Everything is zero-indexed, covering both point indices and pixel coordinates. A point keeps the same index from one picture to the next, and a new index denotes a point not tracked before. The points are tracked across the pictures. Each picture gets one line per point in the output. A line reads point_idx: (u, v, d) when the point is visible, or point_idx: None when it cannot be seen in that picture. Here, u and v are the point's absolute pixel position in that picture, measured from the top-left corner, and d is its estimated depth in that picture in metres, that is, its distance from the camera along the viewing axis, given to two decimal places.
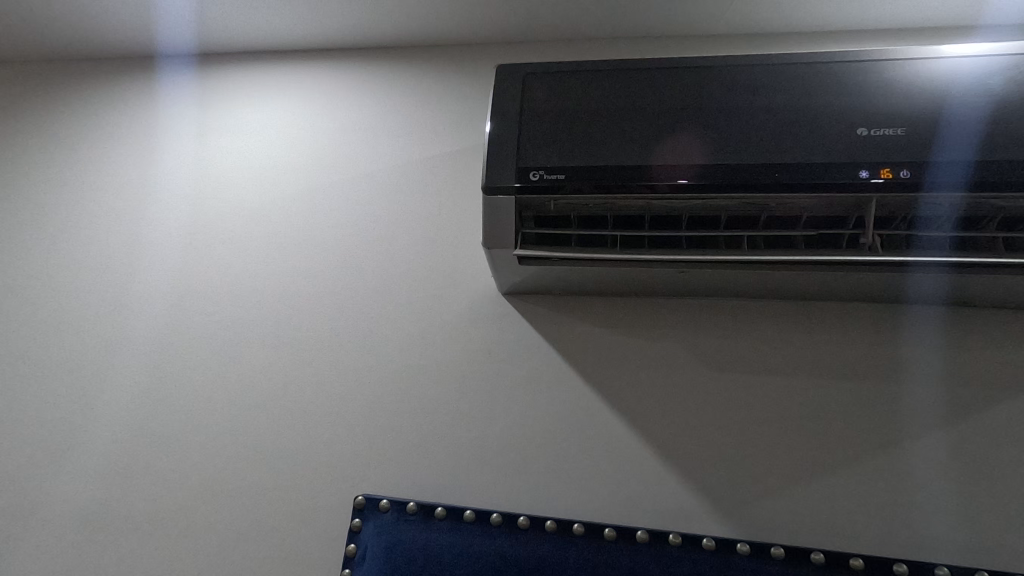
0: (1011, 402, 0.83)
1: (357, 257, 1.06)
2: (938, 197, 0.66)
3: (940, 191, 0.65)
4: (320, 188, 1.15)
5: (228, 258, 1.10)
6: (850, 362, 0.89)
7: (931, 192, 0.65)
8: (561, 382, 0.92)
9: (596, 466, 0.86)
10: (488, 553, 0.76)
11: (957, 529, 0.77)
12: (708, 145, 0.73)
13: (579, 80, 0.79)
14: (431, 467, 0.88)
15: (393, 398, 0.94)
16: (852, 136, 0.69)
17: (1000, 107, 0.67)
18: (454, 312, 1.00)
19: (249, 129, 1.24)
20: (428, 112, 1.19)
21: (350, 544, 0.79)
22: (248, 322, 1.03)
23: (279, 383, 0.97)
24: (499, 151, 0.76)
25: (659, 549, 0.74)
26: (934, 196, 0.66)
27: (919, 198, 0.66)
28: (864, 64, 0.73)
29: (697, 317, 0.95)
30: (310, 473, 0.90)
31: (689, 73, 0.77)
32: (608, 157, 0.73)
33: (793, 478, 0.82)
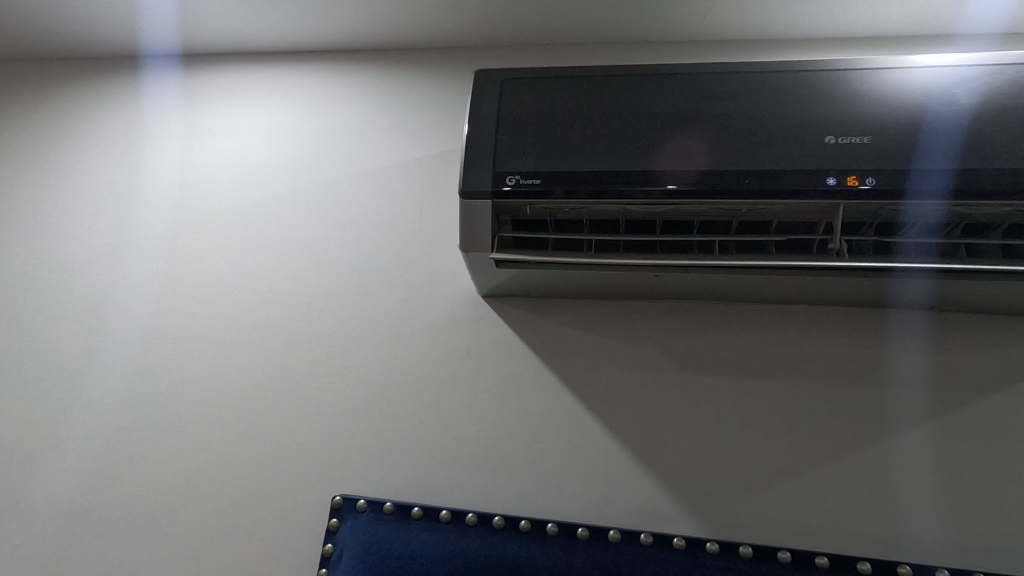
0: (980, 407, 0.85)
1: (341, 259, 1.09)
2: (920, 204, 0.67)
3: (922, 198, 0.66)
4: (304, 190, 1.17)
5: (213, 259, 1.12)
6: (824, 363, 0.90)
7: (913, 199, 0.67)
8: (540, 383, 0.94)
9: (571, 465, 0.88)
10: (463, 550, 0.77)
11: (923, 531, 0.79)
12: (680, 150, 0.74)
13: (555, 86, 0.81)
14: (409, 466, 0.90)
15: (376, 397, 0.96)
16: (819, 144, 0.71)
17: (963, 117, 0.69)
18: (438, 314, 1.02)
19: (236, 132, 1.26)
20: (413, 115, 1.21)
21: (327, 544, 0.81)
22: (233, 322, 1.05)
23: (262, 383, 0.99)
24: (476, 156, 0.77)
25: (630, 548, 0.76)
26: (915, 203, 0.67)
27: (902, 205, 0.67)
28: (832, 72, 0.75)
29: (675, 319, 0.96)
30: (293, 471, 0.92)
31: (662, 79, 0.79)
32: (582, 162, 0.75)
33: (764, 480, 0.84)
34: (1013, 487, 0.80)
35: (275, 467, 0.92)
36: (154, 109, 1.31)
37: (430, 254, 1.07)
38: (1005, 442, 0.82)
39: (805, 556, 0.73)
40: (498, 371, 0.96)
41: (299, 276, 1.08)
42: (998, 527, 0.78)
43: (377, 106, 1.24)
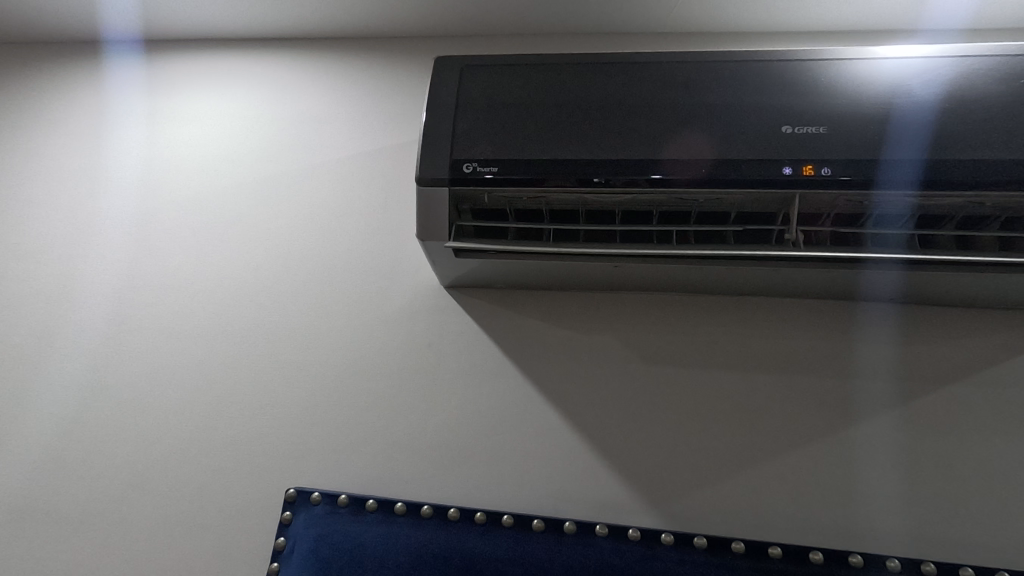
0: (937, 397, 0.85)
1: (301, 248, 1.07)
2: (888, 195, 0.67)
3: (891, 189, 0.66)
4: (266, 178, 1.15)
5: (171, 249, 1.10)
6: (782, 355, 0.91)
7: (881, 190, 0.67)
8: (501, 375, 0.93)
9: (530, 458, 0.87)
10: (415, 544, 0.76)
11: (876, 521, 0.79)
12: (638, 138, 0.74)
13: (513, 73, 0.80)
14: (366, 458, 0.89)
15: (336, 390, 0.94)
16: (776, 134, 0.71)
17: (921, 109, 0.69)
18: (399, 305, 1.00)
19: (198, 119, 1.24)
20: (376, 103, 1.20)
21: (280, 537, 0.79)
22: (190, 312, 1.03)
23: (218, 374, 0.97)
24: (434, 143, 0.76)
25: (585, 540, 0.75)
26: (884, 194, 0.67)
27: (872, 196, 0.68)
28: (791, 62, 0.74)
29: (636, 311, 0.96)
30: (248, 464, 0.90)
31: (622, 68, 0.78)
32: (540, 150, 0.74)
33: (720, 471, 0.84)
34: (965, 477, 0.80)
35: (229, 461, 0.91)
36: (114, 95, 1.28)
37: (393, 246, 1.06)
38: (958, 433, 0.83)
39: (757, 547, 0.73)
40: (459, 363, 0.95)
41: (260, 268, 1.06)
42: (951, 516, 0.78)
43: (342, 95, 1.22)
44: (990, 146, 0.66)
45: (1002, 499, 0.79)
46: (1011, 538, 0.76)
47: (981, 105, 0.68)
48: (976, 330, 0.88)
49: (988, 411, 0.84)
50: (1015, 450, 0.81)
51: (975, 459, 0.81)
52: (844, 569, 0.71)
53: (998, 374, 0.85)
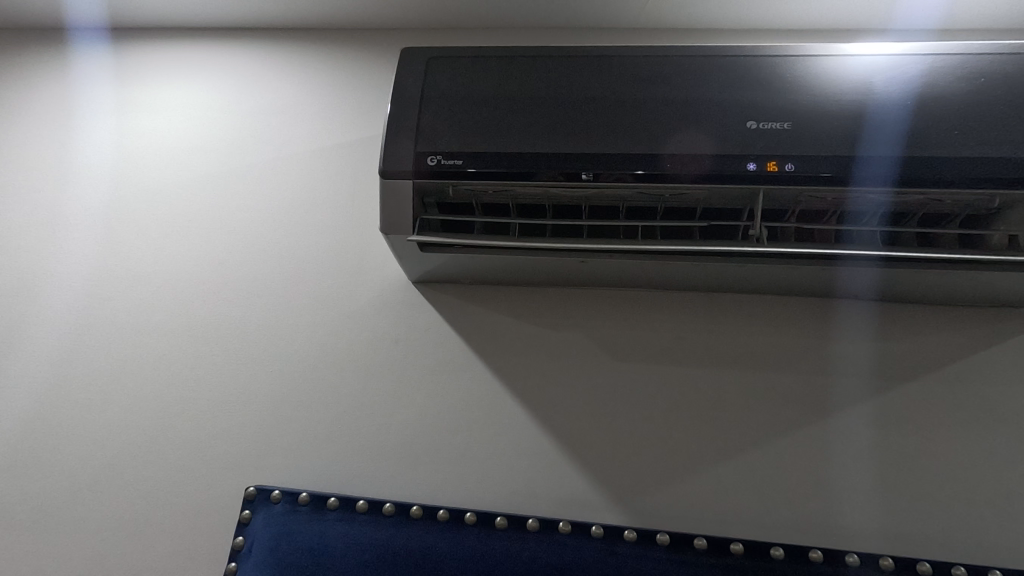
0: (900, 394, 0.86)
1: (266, 242, 1.05)
2: (865, 192, 0.67)
3: (863, 185, 0.67)
4: (232, 171, 1.13)
5: (134, 242, 1.08)
6: (749, 351, 0.91)
7: (854, 186, 0.67)
8: (467, 371, 0.93)
9: (495, 455, 0.86)
10: (377, 542, 0.75)
11: (837, 516, 0.80)
12: (604, 133, 0.73)
13: (480, 65, 0.79)
14: (329, 456, 0.88)
15: (301, 387, 0.93)
16: (741, 129, 0.71)
17: (885, 106, 0.69)
18: (366, 301, 0.99)
19: (164, 109, 1.21)
20: (346, 95, 1.18)
21: (238, 536, 0.77)
22: (151, 307, 1.01)
23: (179, 370, 0.96)
24: (398, 136, 0.76)
25: (549, 537, 0.75)
26: (861, 191, 0.67)
27: (849, 192, 0.68)
28: (758, 58, 0.74)
29: (603, 306, 0.96)
30: (209, 462, 0.89)
31: (589, 62, 0.77)
32: (506, 143, 0.74)
33: (685, 466, 0.84)
34: (926, 474, 0.81)
35: (191, 458, 0.89)
36: (80, 84, 1.25)
37: (361, 241, 1.04)
38: (920, 429, 0.84)
39: (719, 543, 0.74)
40: (425, 360, 0.94)
41: (225, 263, 1.04)
42: (911, 513, 0.79)
43: (313, 88, 1.20)
44: (952, 143, 0.66)
45: (961, 496, 0.79)
46: (969, 534, 0.77)
47: (944, 103, 0.68)
48: (940, 327, 0.89)
49: (950, 408, 0.84)
50: (975, 447, 0.82)
51: (935, 455, 0.82)
52: (804, 565, 0.72)
53: (960, 372, 0.86)
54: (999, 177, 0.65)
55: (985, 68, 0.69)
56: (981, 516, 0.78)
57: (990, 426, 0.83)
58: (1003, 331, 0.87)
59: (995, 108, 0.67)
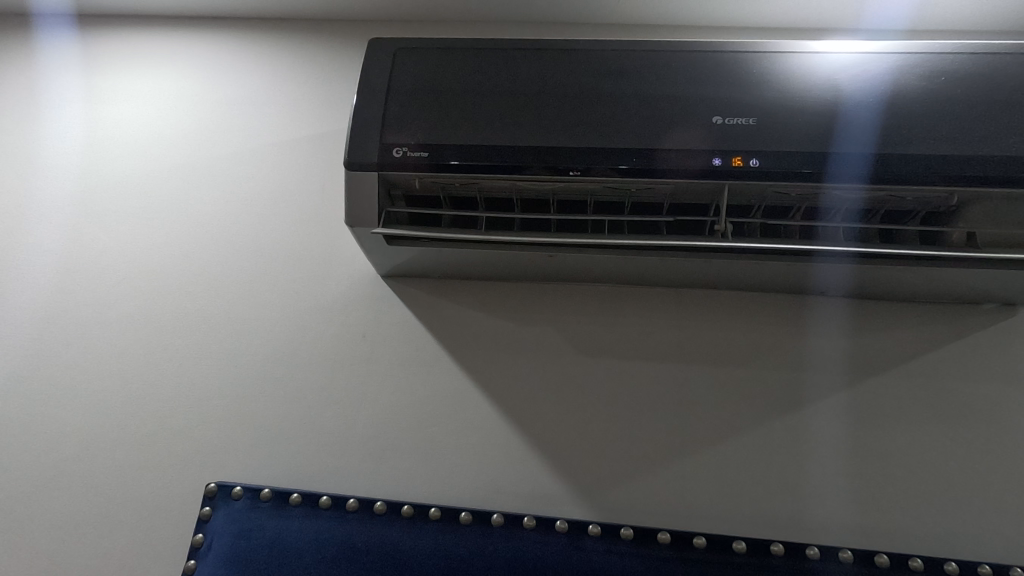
0: (864, 389, 0.87)
1: (232, 234, 1.04)
2: (836, 188, 0.68)
3: (829, 182, 0.67)
4: (197, 162, 1.11)
5: (96, 233, 1.05)
6: (716, 346, 0.91)
7: (820, 183, 0.67)
8: (435, 366, 0.92)
9: (461, 451, 0.86)
10: (339, 538, 0.75)
11: (799, 509, 0.80)
12: (572, 126, 0.73)
13: (447, 57, 0.78)
14: (294, 452, 0.87)
15: (267, 382, 0.92)
16: (707, 125, 0.71)
17: (849, 103, 0.70)
18: (334, 295, 0.98)
19: (130, 98, 1.19)
20: (316, 87, 1.17)
21: (197, 534, 0.76)
22: (113, 300, 0.99)
23: (141, 364, 0.94)
24: (364, 127, 0.75)
25: (513, 532, 0.75)
26: (832, 187, 0.68)
27: (819, 189, 0.68)
28: (727, 54, 0.75)
29: (572, 301, 0.96)
30: (171, 458, 0.87)
31: (557, 56, 0.77)
32: (473, 136, 0.73)
33: (651, 460, 0.84)
34: (888, 468, 0.82)
35: (152, 455, 0.88)
36: (46, 71, 1.23)
37: (330, 235, 1.03)
38: (881, 424, 0.85)
39: (683, 537, 0.74)
40: (393, 355, 0.93)
41: (190, 255, 1.02)
42: (872, 507, 0.80)
43: (282, 80, 1.18)
44: (914, 141, 0.67)
45: (921, 490, 0.80)
46: (927, 528, 0.78)
47: (907, 101, 0.69)
48: (904, 323, 0.90)
49: (912, 402, 0.86)
50: (934, 442, 0.83)
51: (896, 450, 0.83)
52: (765, 558, 0.72)
53: (923, 366, 0.87)
54: (958, 175, 0.66)
55: (948, 68, 0.70)
56: (938, 510, 0.79)
57: (950, 421, 0.84)
58: (964, 327, 0.89)
59: (957, 107, 0.68)
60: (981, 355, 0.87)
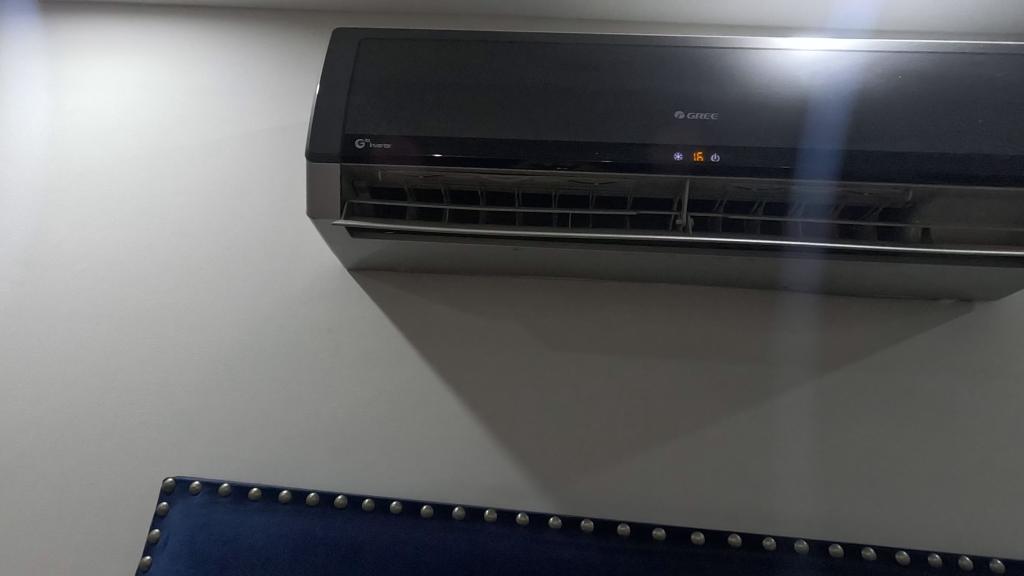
0: (825, 382, 0.88)
1: (196, 227, 1.02)
2: (797, 184, 0.69)
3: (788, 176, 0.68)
4: (160, 153, 1.09)
5: (56, 224, 1.03)
6: (681, 341, 0.92)
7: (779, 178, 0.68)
8: (399, 360, 0.92)
9: (425, 444, 0.86)
10: (298, 533, 0.74)
11: (759, 501, 0.81)
12: (535, 119, 0.73)
13: (412, 48, 0.78)
14: (255, 446, 0.86)
15: (229, 376, 0.91)
16: (670, 119, 0.71)
17: (810, 99, 0.70)
18: (298, 288, 0.97)
19: (92, 85, 1.17)
20: (283, 78, 1.15)
21: (154, 529, 0.75)
22: (72, 291, 0.97)
23: (101, 358, 0.92)
24: (326, 118, 0.74)
25: (474, 525, 0.75)
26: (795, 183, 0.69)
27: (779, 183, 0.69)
28: (691, 49, 0.75)
29: (538, 295, 0.96)
30: (131, 453, 0.86)
31: (523, 48, 0.77)
32: (436, 128, 0.73)
33: (614, 454, 0.85)
34: (846, 460, 0.83)
35: (110, 450, 0.86)
36: (6, 56, 1.20)
37: (293, 227, 1.02)
38: (841, 418, 0.86)
39: (643, 529, 0.74)
40: (357, 348, 0.93)
41: (152, 248, 1.01)
42: (830, 499, 0.81)
43: (246, 71, 1.17)
44: (872, 138, 0.68)
45: (877, 483, 0.82)
46: (881, 519, 0.80)
47: (866, 98, 0.70)
48: (865, 318, 0.91)
49: (871, 396, 0.87)
50: (892, 434, 0.84)
51: (855, 443, 0.84)
52: (723, 549, 0.73)
53: (882, 360, 0.89)
54: (912, 172, 0.67)
55: (905, 65, 0.71)
56: (894, 502, 0.81)
57: (908, 414, 0.85)
58: (922, 322, 0.90)
59: (913, 104, 0.69)
60: (939, 349, 0.89)
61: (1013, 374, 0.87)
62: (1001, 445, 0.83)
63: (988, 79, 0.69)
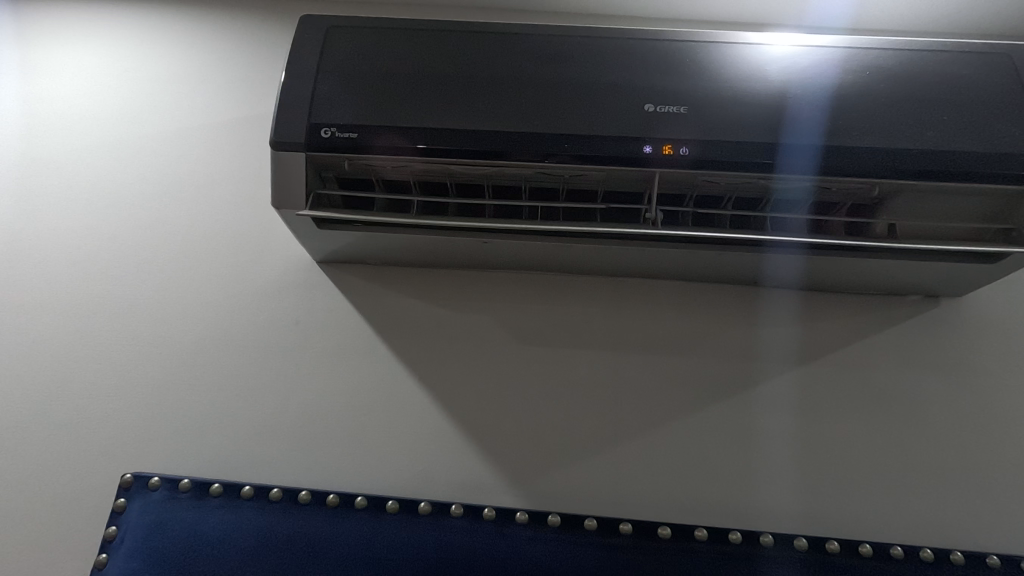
0: (794, 377, 0.88)
1: (160, 218, 1.00)
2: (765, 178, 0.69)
3: (756, 170, 0.68)
4: (125, 142, 1.07)
5: (15, 213, 1.00)
6: (650, 335, 0.92)
7: (748, 171, 0.68)
8: (366, 354, 0.91)
9: (392, 439, 0.85)
10: (261, 529, 0.73)
11: (725, 495, 0.82)
12: (504, 110, 0.72)
13: (380, 37, 0.77)
14: (218, 442, 0.85)
15: (193, 370, 0.89)
16: (639, 112, 0.71)
17: (778, 94, 0.71)
18: (265, 281, 0.96)
19: (53, 70, 1.13)
20: (251, 67, 1.13)
21: (110, 526, 0.73)
22: (31, 283, 0.95)
23: (61, 351, 0.90)
24: (292, 107, 0.72)
25: (440, 520, 0.74)
26: (763, 177, 0.69)
27: (749, 177, 0.69)
28: (661, 43, 0.75)
29: (508, 289, 0.95)
30: (91, 448, 0.84)
31: (493, 39, 0.76)
32: (404, 118, 0.72)
33: (583, 448, 0.84)
34: (812, 455, 0.84)
35: (69, 446, 0.84)
36: None
37: (261, 220, 1.00)
38: (807, 413, 0.86)
39: (609, 523, 0.74)
40: (324, 342, 0.91)
41: (115, 238, 0.98)
42: (796, 492, 0.81)
43: (212, 60, 1.14)
44: (839, 133, 0.68)
45: (842, 477, 0.82)
46: (847, 513, 0.80)
47: (832, 93, 0.70)
48: (834, 313, 0.92)
49: (838, 392, 0.87)
50: (858, 429, 0.85)
51: (821, 437, 0.85)
52: (689, 543, 0.73)
53: (849, 355, 0.89)
54: (878, 167, 0.67)
55: (871, 62, 0.71)
56: (858, 496, 0.81)
57: (875, 409, 0.86)
58: (888, 317, 0.91)
59: (880, 101, 0.69)
60: (904, 345, 0.90)
61: (977, 369, 0.88)
62: (964, 439, 0.84)
63: (951, 77, 0.70)
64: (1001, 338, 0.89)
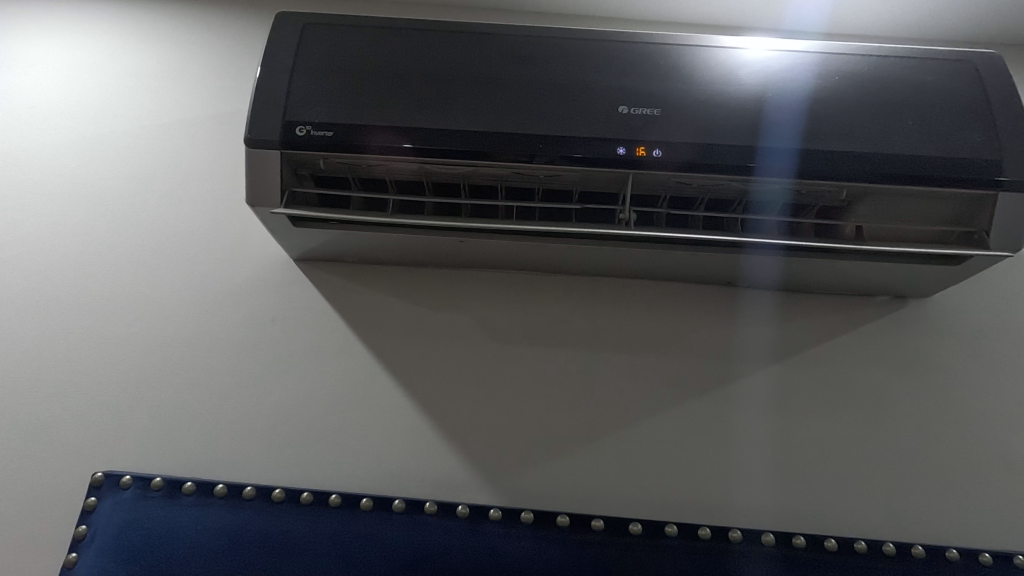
0: (764, 375, 0.90)
1: (134, 214, 0.99)
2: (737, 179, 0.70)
3: (728, 172, 0.69)
4: (98, 137, 1.06)
5: None
6: (624, 334, 0.93)
7: (720, 172, 0.69)
8: (341, 352, 0.90)
9: (366, 437, 0.85)
10: (233, 528, 0.73)
11: (695, 491, 0.83)
12: (479, 110, 0.73)
13: (356, 36, 0.77)
14: (191, 440, 0.84)
15: (166, 368, 0.88)
16: (614, 113, 0.72)
17: (750, 97, 0.72)
18: (240, 279, 0.95)
19: (23, 62, 1.12)
20: (227, 63, 1.13)
21: (80, 525, 0.73)
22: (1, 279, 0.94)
23: (31, 349, 0.89)
24: (267, 105, 0.72)
25: (414, 517, 0.75)
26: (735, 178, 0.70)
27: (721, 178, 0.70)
28: (637, 45, 0.76)
29: (484, 288, 0.95)
30: (61, 446, 0.83)
31: (469, 39, 0.77)
32: (379, 117, 0.72)
33: (556, 446, 0.85)
34: (780, 452, 0.85)
35: (39, 443, 0.83)
36: None
37: (236, 217, 1.00)
38: (776, 410, 0.88)
39: (581, 519, 0.75)
40: (298, 340, 0.91)
41: (88, 234, 0.97)
42: (764, 489, 0.83)
43: (186, 55, 1.13)
44: (809, 136, 0.70)
45: (809, 473, 0.84)
46: (814, 508, 0.82)
47: (803, 97, 0.71)
48: (804, 312, 0.94)
49: (806, 390, 0.89)
50: (826, 426, 0.87)
51: (789, 435, 0.86)
52: (660, 539, 0.74)
53: (819, 354, 0.91)
54: (847, 171, 0.68)
55: (841, 68, 0.73)
56: (824, 492, 0.83)
57: (842, 407, 0.88)
58: (856, 317, 0.93)
59: (848, 106, 0.71)
60: (871, 344, 0.91)
61: (942, 368, 0.90)
62: (928, 436, 0.86)
63: (918, 83, 0.72)
64: (964, 337, 0.91)
